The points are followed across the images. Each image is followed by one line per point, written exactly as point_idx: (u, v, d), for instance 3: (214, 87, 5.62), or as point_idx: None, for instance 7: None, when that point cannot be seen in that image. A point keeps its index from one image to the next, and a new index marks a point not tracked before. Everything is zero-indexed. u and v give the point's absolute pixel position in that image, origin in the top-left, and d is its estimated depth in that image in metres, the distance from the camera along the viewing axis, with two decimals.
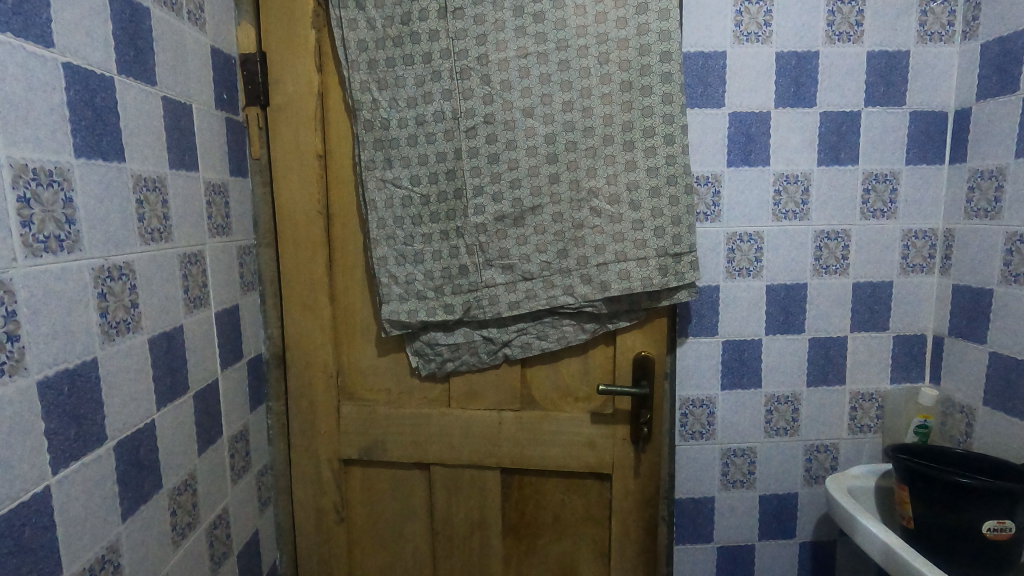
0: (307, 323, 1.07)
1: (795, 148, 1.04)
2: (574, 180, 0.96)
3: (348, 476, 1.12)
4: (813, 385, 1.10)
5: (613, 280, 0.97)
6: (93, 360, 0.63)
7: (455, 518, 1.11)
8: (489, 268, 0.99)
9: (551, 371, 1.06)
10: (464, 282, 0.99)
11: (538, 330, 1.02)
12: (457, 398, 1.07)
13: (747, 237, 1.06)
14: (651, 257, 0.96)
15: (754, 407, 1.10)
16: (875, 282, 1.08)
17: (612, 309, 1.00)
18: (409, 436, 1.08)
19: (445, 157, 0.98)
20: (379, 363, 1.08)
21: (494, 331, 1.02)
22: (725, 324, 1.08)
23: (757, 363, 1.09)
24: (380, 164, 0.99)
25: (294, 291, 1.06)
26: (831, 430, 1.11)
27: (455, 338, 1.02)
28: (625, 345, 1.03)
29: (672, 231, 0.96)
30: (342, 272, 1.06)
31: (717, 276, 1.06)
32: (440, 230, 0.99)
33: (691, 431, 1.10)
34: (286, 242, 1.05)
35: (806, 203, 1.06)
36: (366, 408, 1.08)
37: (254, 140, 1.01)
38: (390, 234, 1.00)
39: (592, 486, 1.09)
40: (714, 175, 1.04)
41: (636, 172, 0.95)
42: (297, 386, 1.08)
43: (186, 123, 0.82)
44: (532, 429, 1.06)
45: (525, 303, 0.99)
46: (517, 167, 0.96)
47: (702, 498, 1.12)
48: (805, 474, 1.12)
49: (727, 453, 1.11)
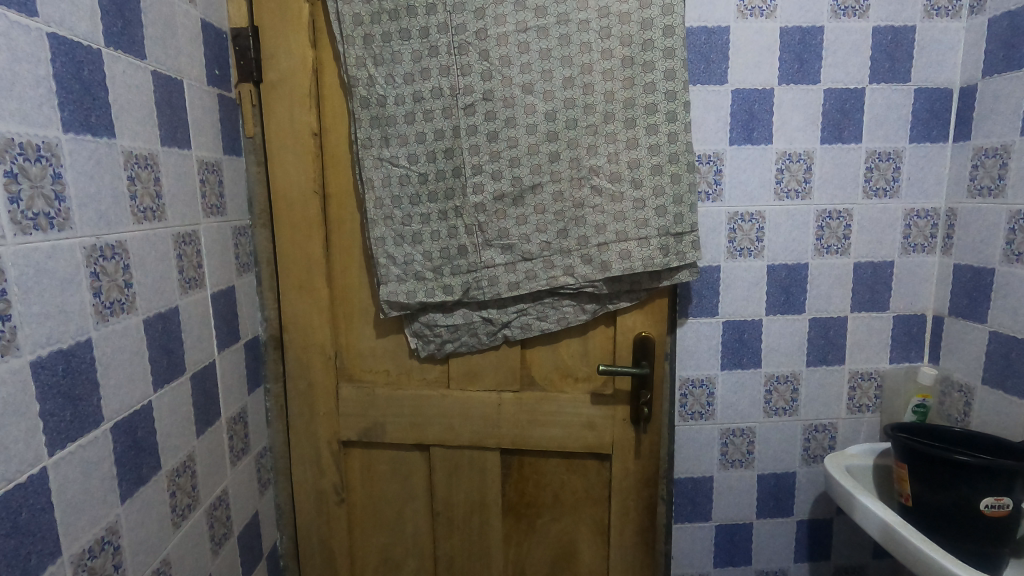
0: (304, 304, 1.05)
1: (797, 126, 1.03)
2: (574, 158, 0.95)
3: (348, 457, 1.11)
4: (813, 365, 1.10)
5: (614, 260, 0.96)
6: (88, 341, 0.62)
7: (455, 498, 1.11)
8: (489, 249, 0.98)
9: (551, 352, 1.05)
10: (463, 262, 0.99)
11: (538, 311, 1.01)
12: (456, 379, 1.06)
13: (748, 216, 1.05)
14: (652, 236, 0.95)
15: (754, 387, 1.10)
16: (877, 262, 1.07)
17: (613, 290, 0.99)
18: (409, 418, 1.08)
19: (443, 134, 0.96)
20: (377, 345, 1.07)
21: (493, 312, 1.01)
22: (726, 304, 1.07)
23: (757, 342, 1.09)
24: (377, 142, 0.97)
25: (291, 273, 1.04)
26: (830, 409, 1.12)
27: (454, 319, 1.02)
28: (626, 326, 1.02)
29: (673, 210, 0.94)
30: (339, 253, 1.04)
31: (719, 256, 1.06)
32: (439, 210, 0.98)
33: (691, 411, 1.10)
34: (282, 222, 1.03)
35: (808, 181, 1.04)
36: (365, 390, 1.07)
37: (247, 118, 0.99)
38: (388, 214, 0.99)
39: (592, 467, 1.08)
40: (717, 154, 1.03)
41: (636, 150, 0.94)
42: (295, 368, 1.07)
43: (177, 99, 0.80)
44: (532, 411, 1.06)
45: (525, 283, 0.98)
46: (516, 145, 0.95)
47: (701, 478, 1.12)
48: (803, 453, 1.13)
49: (727, 432, 1.11)
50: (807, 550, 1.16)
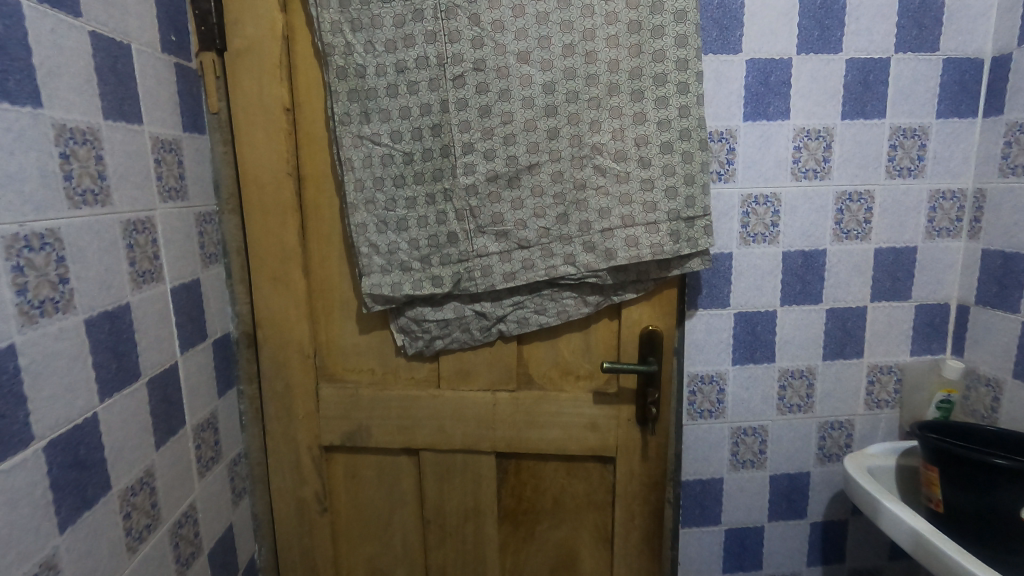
0: (279, 298, 0.96)
1: (817, 100, 0.94)
2: (575, 135, 0.86)
3: (331, 463, 1.03)
4: (829, 358, 1.03)
5: (619, 247, 0.87)
6: (11, 346, 0.53)
7: (448, 505, 1.03)
8: (482, 236, 0.89)
9: (551, 348, 0.96)
10: (454, 251, 0.90)
11: (536, 304, 0.92)
12: (447, 379, 0.97)
13: (763, 199, 0.97)
14: (661, 221, 0.86)
15: (766, 382, 1.03)
16: (899, 248, 1.00)
17: (618, 280, 0.90)
18: (396, 421, 0.99)
19: (430, 109, 0.87)
20: (360, 342, 0.98)
21: (487, 305, 0.92)
22: (738, 295, 0.99)
23: (770, 335, 1.01)
24: (357, 118, 0.87)
25: (263, 264, 0.95)
26: (847, 405, 1.05)
27: (444, 314, 0.93)
28: (631, 319, 0.93)
29: (685, 191, 0.86)
30: (317, 242, 0.95)
31: (731, 242, 0.97)
32: (426, 193, 0.90)
33: (699, 409, 1.03)
34: (252, 208, 0.93)
35: (827, 160, 0.96)
36: (348, 391, 0.98)
37: (211, 92, 0.89)
38: (369, 198, 0.89)
39: (594, 470, 1.01)
40: (730, 130, 0.94)
41: (644, 126, 0.85)
42: (270, 368, 0.98)
43: (125, 67, 0.70)
44: (530, 412, 0.97)
45: (522, 274, 0.90)
46: (511, 121, 0.86)
47: (710, 480, 1.05)
48: (818, 452, 1.06)
49: (738, 431, 1.04)
50: (821, 554, 1.10)
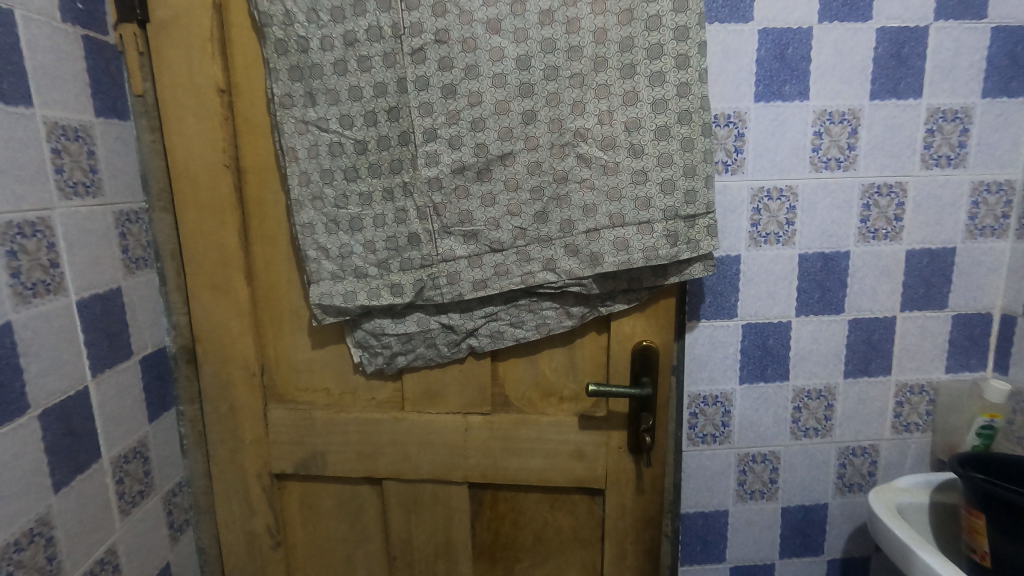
0: (219, 308, 0.84)
1: (841, 78, 0.81)
2: (555, 118, 0.73)
3: (284, 493, 0.91)
4: (852, 376, 0.90)
5: (607, 251, 0.74)
6: None
7: (415, 540, 0.91)
8: (447, 239, 0.77)
9: (530, 365, 0.84)
10: (416, 255, 0.78)
11: (512, 316, 0.80)
12: (412, 400, 0.85)
13: (776, 192, 0.83)
14: (656, 220, 0.73)
15: (779, 403, 0.90)
16: (934, 249, 0.86)
17: (606, 289, 0.77)
18: (355, 446, 0.87)
19: (385, 89, 0.74)
20: (314, 357, 0.86)
21: (455, 317, 0.80)
22: (746, 304, 0.86)
23: (784, 350, 0.88)
24: (300, 100, 0.75)
25: (201, 269, 0.83)
26: (871, 429, 0.92)
27: (406, 326, 0.81)
28: (622, 333, 0.81)
29: (684, 185, 0.73)
30: (261, 244, 0.83)
31: (739, 243, 0.84)
32: (383, 188, 0.77)
33: (702, 434, 0.90)
34: (186, 205, 0.81)
35: (852, 148, 0.83)
36: (300, 413, 0.87)
37: (134, 71, 0.77)
38: (317, 193, 0.77)
39: (581, 503, 0.89)
40: (739, 113, 0.81)
41: (636, 107, 0.72)
42: (212, 387, 0.86)
43: (3, 38, 0.58)
44: (506, 438, 0.85)
45: (494, 281, 0.77)
46: (479, 103, 0.73)
47: (713, 513, 0.93)
48: (837, 482, 0.93)
49: (745, 458, 0.91)
50: None
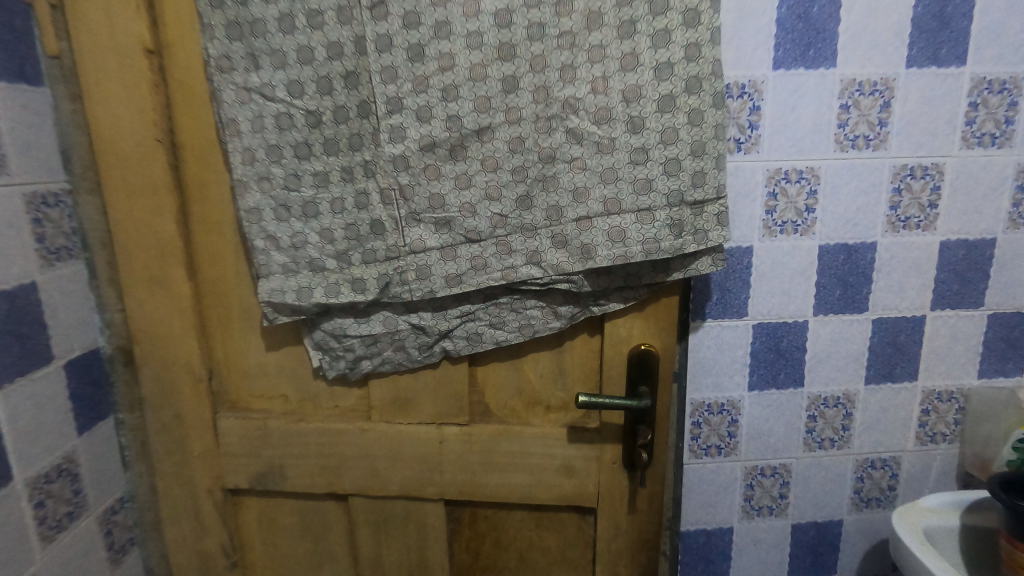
0: (158, 305, 0.73)
1: (874, 41, 0.70)
2: (540, 86, 0.62)
3: (240, 509, 0.82)
4: (873, 382, 0.80)
5: (600, 243, 0.64)
6: None
7: (386, 561, 0.82)
8: (416, 227, 0.67)
9: (513, 370, 0.74)
10: (380, 246, 0.68)
11: (491, 315, 0.70)
12: (380, 409, 0.76)
13: (796, 174, 0.73)
14: (658, 207, 0.62)
15: (792, 412, 0.81)
16: (972, 241, 0.76)
17: (599, 287, 0.67)
18: (317, 460, 0.78)
19: (341, 51, 0.63)
20: (268, 360, 0.76)
21: (426, 316, 0.70)
22: (758, 302, 0.76)
23: (799, 353, 0.79)
24: (241, 62, 0.64)
25: (135, 260, 0.72)
26: (893, 440, 0.83)
27: (371, 327, 0.71)
28: (617, 336, 0.70)
29: (691, 166, 0.62)
30: (204, 232, 0.72)
31: (751, 233, 0.74)
32: (341, 168, 0.66)
33: (705, 445, 0.81)
34: (115, 186, 0.70)
35: (884, 124, 0.72)
36: (254, 423, 0.77)
37: (47, 27, 0.65)
38: (264, 173, 0.66)
39: (570, 522, 0.79)
40: (755, 82, 0.70)
41: (636, 73, 0.61)
42: (154, 393, 0.76)
43: None
44: (486, 451, 0.76)
45: (470, 277, 0.67)
46: (451, 67, 0.62)
47: (716, 530, 0.84)
48: (853, 497, 0.84)
49: (753, 472, 0.82)
50: None
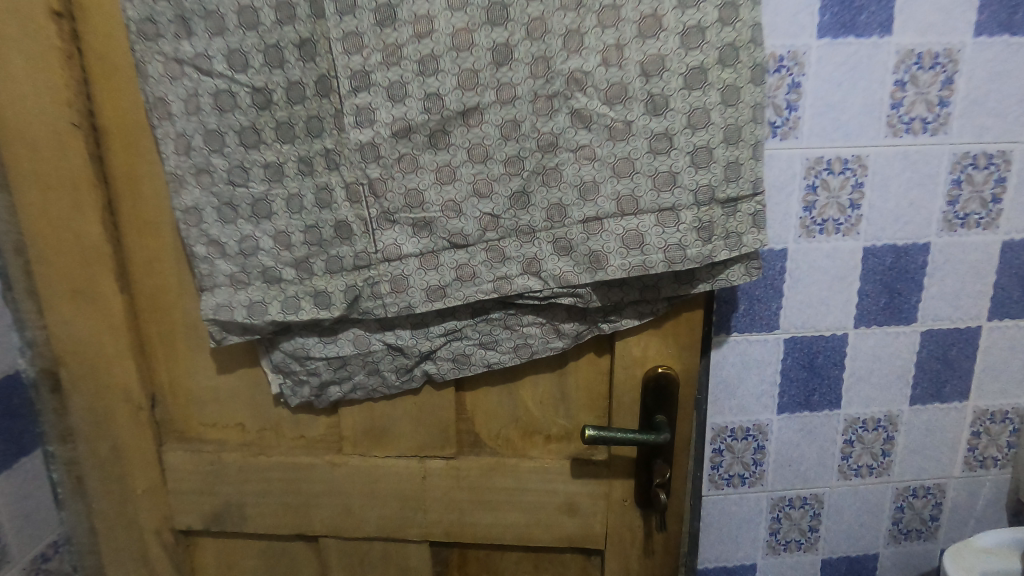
0: (85, 322, 0.62)
1: (938, 3, 0.58)
2: (539, 56, 0.50)
3: (195, 551, 0.71)
4: (919, 402, 0.70)
5: (612, 250, 0.52)
6: None
7: None
8: (390, 229, 0.55)
9: (507, 395, 0.63)
10: (347, 252, 0.56)
11: (481, 333, 0.59)
12: (352, 440, 0.65)
13: (840, 164, 0.62)
14: (683, 206, 0.51)
15: (826, 436, 0.71)
16: None
17: (610, 301, 0.56)
18: (280, 498, 0.67)
19: (294, 13, 0.51)
20: (221, 384, 0.65)
21: (404, 335, 0.59)
22: (791, 313, 0.66)
23: (836, 370, 0.68)
24: (169, 27, 0.51)
25: (53, 269, 0.60)
26: (938, 465, 0.73)
27: (339, 348, 0.60)
28: (630, 357, 0.60)
29: (725, 155, 0.50)
30: (138, 235, 0.60)
31: (787, 233, 0.63)
32: (298, 158, 0.55)
33: (727, 474, 0.71)
34: (24, 180, 0.57)
35: (946, 104, 0.61)
36: (206, 456, 0.66)
37: None
38: (203, 165, 0.54)
39: (573, 564, 0.70)
40: (796, 54, 0.59)
41: (659, 39, 0.49)
42: (86, 424, 0.65)
43: None
44: (476, 488, 0.65)
45: (455, 289, 0.56)
46: (430, 33, 0.50)
47: (737, 567, 0.75)
48: (891, 528, 0.75)
49: (780, 503, 0.72)
50: None
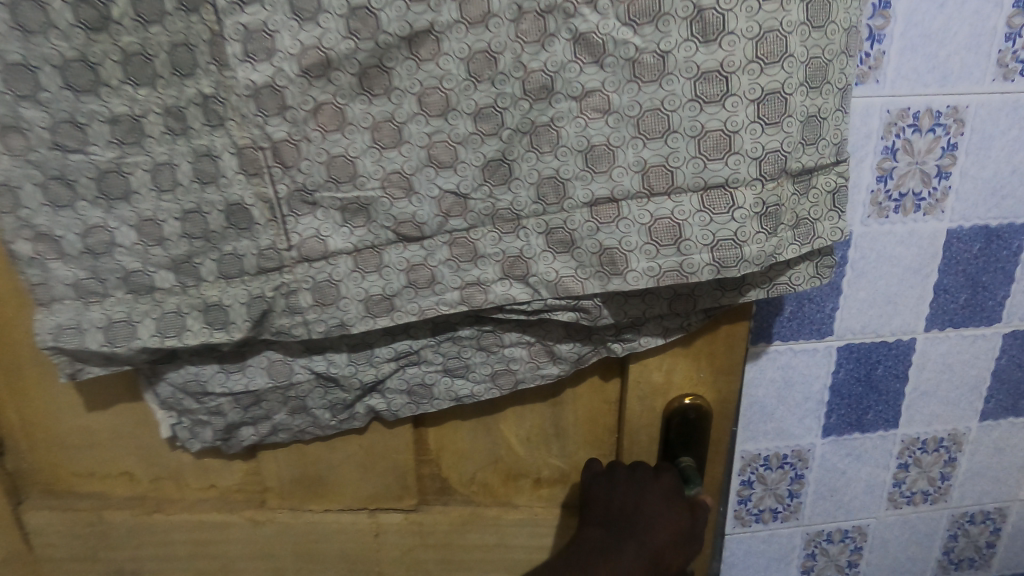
0: None
1: None
2: None
3: None
4: (990, 418, 0.57)
5: (634, 246, 0.36)
6: None
7: None
8: (308, 216, 0.38)
9: (483, 431, 0.48)
10: (247, 247, 0.39)
11: (446, 357, 0.43)
12: (280, 492, 0.49)
13: (931, 118, 0.46)
14: (741, 181, 0.34)
15: (877, 461, 0.57)
16: None
17: (627, 314, 0.40)
18: (189, 563, 0.51)
19: None
20: (94, 424, 0.48)
21: (339, 361, 0.42)
22: (850, 315, 0.51)
23: (897, 384, 0.54)
24: None
25: None
26: (1004, 488, 0.60)
27: (248, 380, 0.43)
28: (649, 384, 0.44)
29: (804, 104, 0.34)
30: None
31: (855, 211, 0.48)
32: (161, 109, 0.36)
33: (755, 509, 0.58)
34: None
35: None
36: (83, 516, 0.49)
37: None
38: (10, 118, 0.35)
39: None
40: None
41: None
42: None
43: None
44: (445, 546, 0.51)
45: (407, 299, 0.39)
46: None
47: None
48: (941, 558, 0.63)
49: (816, 538, 0.60)
50: None
